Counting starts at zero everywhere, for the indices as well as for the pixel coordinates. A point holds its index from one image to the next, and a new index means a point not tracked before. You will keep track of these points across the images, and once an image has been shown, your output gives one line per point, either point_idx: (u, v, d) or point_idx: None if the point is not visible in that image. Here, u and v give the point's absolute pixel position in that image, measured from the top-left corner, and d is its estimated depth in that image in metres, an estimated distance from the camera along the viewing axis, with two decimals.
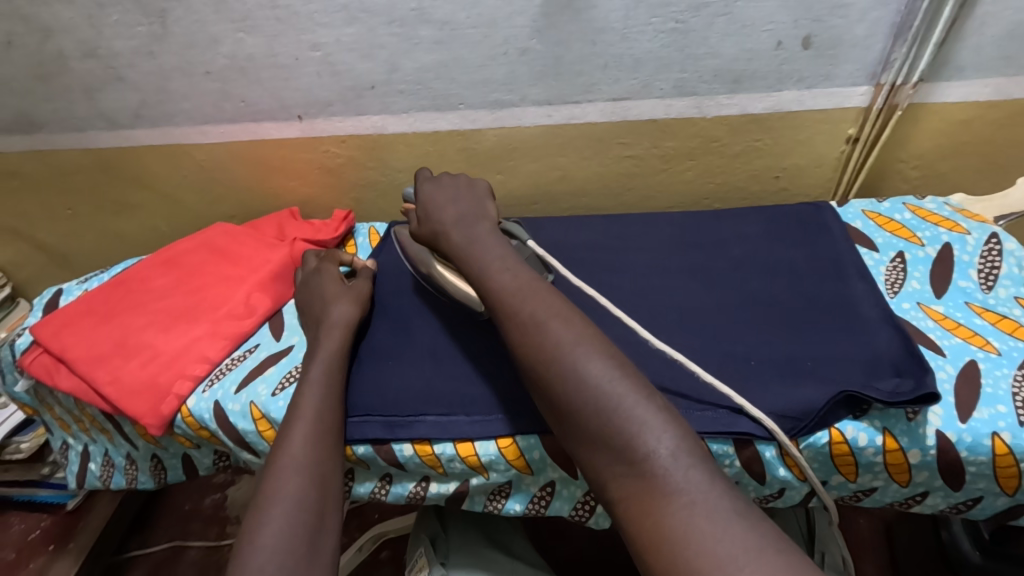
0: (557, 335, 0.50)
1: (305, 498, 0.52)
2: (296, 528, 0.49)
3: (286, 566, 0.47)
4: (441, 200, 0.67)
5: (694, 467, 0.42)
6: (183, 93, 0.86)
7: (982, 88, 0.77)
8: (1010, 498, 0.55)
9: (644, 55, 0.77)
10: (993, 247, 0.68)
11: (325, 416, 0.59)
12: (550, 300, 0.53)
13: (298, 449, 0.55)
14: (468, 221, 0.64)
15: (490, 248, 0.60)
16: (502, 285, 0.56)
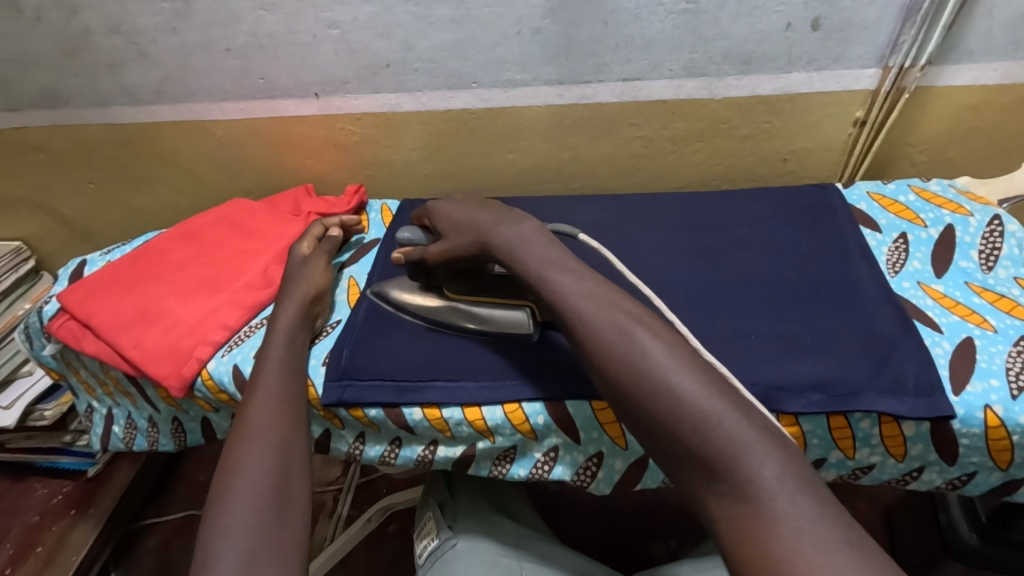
0: (644, 345, 0.46)
1: (268, 463, 0.55)
2: (266, 490, 0.53)
3: (254, 521, 0.50)
4: (467, 211, 0.64)
5: (803, 492, 0.37)
6: (205, 70, 0.88)
7: (991, 72, 0.77)
8: (1004, 473, 0.56)
9: (655, 36, 0.79)
10: (995, 229, 0.69)
11: (287, 392, 0.62)
12: (629, 303, 0.50)
13: (264, 420, 0.59)
14: (512, 220, 0.60)
15: (544, 247, 0.56)
16: (575, 291, 0.51)
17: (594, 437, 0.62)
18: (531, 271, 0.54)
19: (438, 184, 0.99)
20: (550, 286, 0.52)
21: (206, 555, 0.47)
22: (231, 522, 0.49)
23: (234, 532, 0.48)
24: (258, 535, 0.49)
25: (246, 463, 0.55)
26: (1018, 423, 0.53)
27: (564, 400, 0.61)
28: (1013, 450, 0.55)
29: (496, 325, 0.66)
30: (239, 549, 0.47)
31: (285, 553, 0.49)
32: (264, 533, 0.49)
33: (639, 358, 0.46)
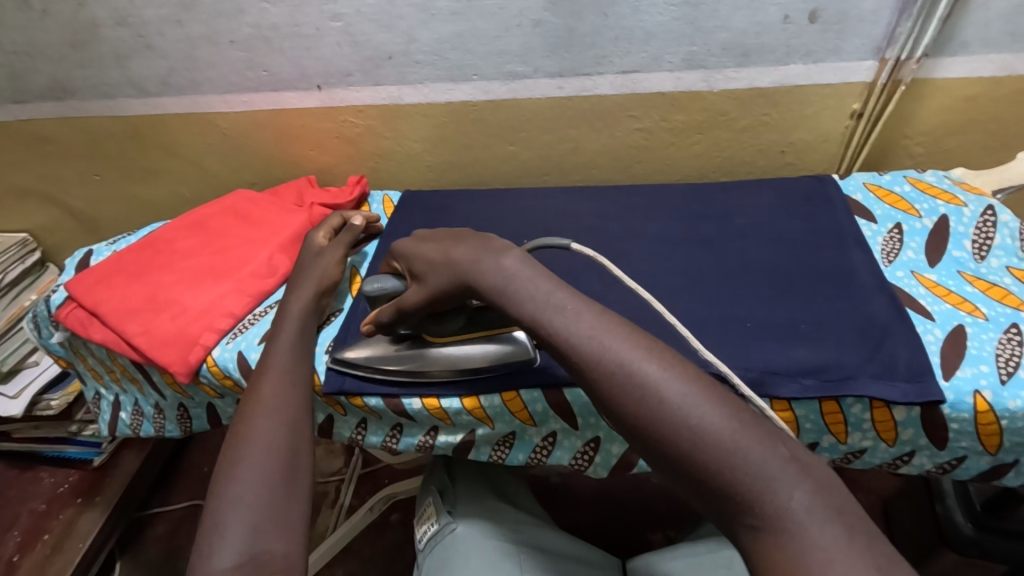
0: (654, 380, 0.43)
1: (276, 441, 0.56)
2: (274, 467, 0.54)
3: (263, 495, 0.51)
4: (442, 247, 0.58)
5: (831, 522, 0.36)
6: (210, 61, 0.89)
7: (986, 64, 0.78)
8: (993, 457, 0.58)
9: (655, 28, 0.80)
10: (989, 219, 0.69)
11: (292, 373, 0.63)
12: (639, 336, 0.46)
13: (270, 399, 0.60)
14: (493, 253, 0.54)
15: (536, 282, 0.50)
16: (576, 331, 0.46)
17: (591, 423, 0.63)
18: (529, 310, 0.49)
19: (440, 175, 1.00)
20: (549, 327, 0.47)
21: (212, 523, 0.49)
22: (238, 492, 0.51)
23: (238, 505, 0.50)
24: (263, 510, 0.50)
25: (249, 438, 0.56)
26: (1006, 408, 0.54)
27: (562, 388, 0.62)
28: (1001, 435, 0.56)
29: (489, 363, 0.62)
30: (245, 521, 0.49)
31: (289, 528, 0.50)
32: (269, 506, 0.51)
33: (651, 399, 0.42)
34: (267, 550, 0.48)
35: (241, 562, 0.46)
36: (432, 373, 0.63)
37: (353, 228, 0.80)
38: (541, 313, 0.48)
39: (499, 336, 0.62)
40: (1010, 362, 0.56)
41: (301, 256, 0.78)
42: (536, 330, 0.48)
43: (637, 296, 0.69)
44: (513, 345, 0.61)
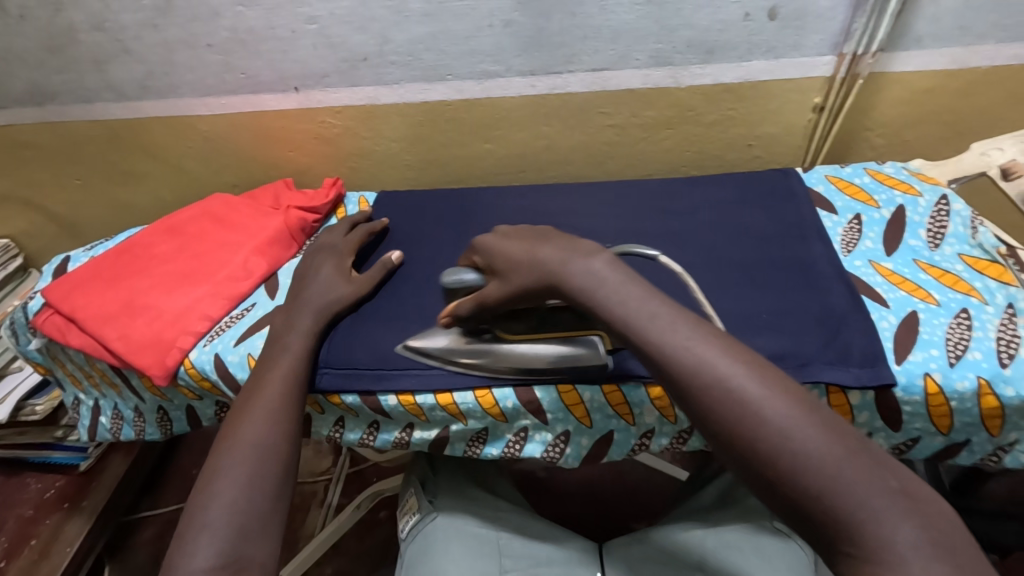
0: (746, 394, 0.44)
1: (270, 443, 0.57)
2: (266, 469, 0.56)
3: (249, 499, 0.53)
4: (525, 246, 0.60)
5: (937, 559, 0.37)
6: (188, 65, 0.90)
7: (940, 58, 0.80)
8: (945, 438, 0.60)
9: (622, 27, 0.81)
10: (942, 208, 0.72)
11: (296, 373, 0.63)
12: (731, 350, 0.47)
13: (272, 401, 0.60)
14: (581, 256, 0.55)
15: (628, 288, 0.52)
16: (672, 344, 0.47)
17: (561, 416, 0.64)
18: (621, 314, 0.50)
19: (418, 174, 1.01)
20: (644, 335, 0.49)
21: (198, 520, 0.51)
22: (226, 492, 0.53)
23: (226, 505, 0.52)
24: (250, 513, 0.53)
25: (243, 440, 0.57)
26: (954, 389, 0.57)
27: (531, 383, 0.64)
28: (952, 416, 0.58)
29: (562, 362, 0.62)
30: (229, 526, 0.51)
31: (272, 533, 0.53)
32: (257, 509, 0.53)
33: (749, 415, 0.43)
34: (246, 552, 0.50)
35: (220, 565, 0.49)
36: (504, 368, 0.64)
37: (388, 263, 0.76)
38: (636, 321, 0.50)
39: (575, 338, 0.63)
40: (959, 346, 0.59)
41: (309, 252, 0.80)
42: (629, 334, 0.50)
43: None
44: (587, 346, 0.62)
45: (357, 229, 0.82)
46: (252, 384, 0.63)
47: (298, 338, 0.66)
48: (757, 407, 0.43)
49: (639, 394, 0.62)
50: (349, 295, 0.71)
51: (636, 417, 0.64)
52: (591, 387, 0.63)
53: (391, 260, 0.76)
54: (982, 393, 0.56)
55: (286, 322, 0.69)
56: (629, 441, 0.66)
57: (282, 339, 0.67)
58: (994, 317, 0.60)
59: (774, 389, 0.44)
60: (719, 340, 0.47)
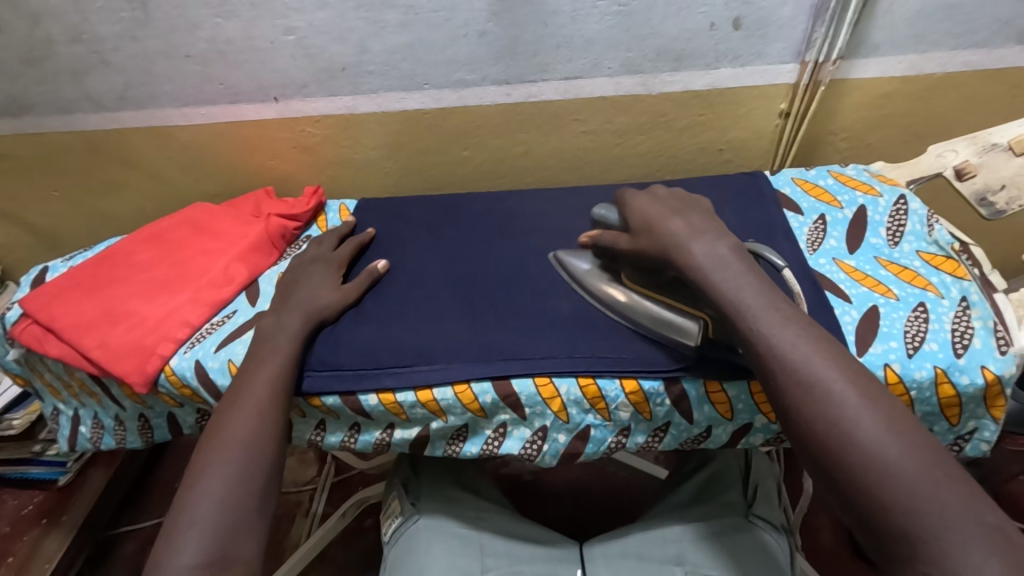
0: (840, 398, 0.48)
1: (260, 443, 0.59)
2: (255, 469, 0.58)
3: (239, 497, 0.56)
4: (664, 210, 0.64)
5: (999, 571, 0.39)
6: (166, 76, 0.90)
7: (897, 64, 0.84)
8: None
9: (594, 36, 0.83)
10: (901, 208, 0.75)
11: (285, 373, 0.65)
12: (833, 356, 0.50)
13: (263, 399, 0.62)
14: (704, 237, 0.59)
15: (745, 279, 0.55)
16: (783, 339, 0.51)
17: (538, 411, 0.66)
18: (732, 300, 0.54)
19: (398, 181, 1.03)
20: (752, 325, 0.52)
21: (188, 516, 0.54)
22: (214, 490, 0.55)
23: (215, 503, 0.54)
24: (238, 512, 0.55)
25: (232, 439, 0.59)
26: (913, 379, 0.59)
27: (510, 378, 0.65)
28: (912, 406, 0.60)
29: (658, 324, 0.65)
30: (218, 526, 0.53)
31: (258, 531, 0.55)
32: (244, 508, 0.55)
33: (847, 418, 0.47)
34: (232, 551, 0.53)
35: (207, 561, 0.51)
36: (609, 306, 0.69)
37: (372, 271, 0.77)
38: (748, 316, 0.53)
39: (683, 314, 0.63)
40: (916, 337, 0.61)
41: (297, 261, 0.80)
42: (740, 322, 0.53)
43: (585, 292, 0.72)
44: (690, 323, 0.62)
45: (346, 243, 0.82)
46: (241, 381, 0.64)
47: (285, 341, 0.68)
48: (855, 411, 0.47)
49: (614, 388, 0.64)
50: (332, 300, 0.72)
51: (611, 411, 0.65)
52: (567, 381, 0.65)
53: (377, 269, 0.77)
54: (939, 381, 0.59)
55: (271, 326, 0.70)
56: (606, 439, 0.67)
57: (265, 342, 0.68)
58: (947, 307, 0.63)
59: (867, 400, 0.47)
60: (820, 343, 0.51)
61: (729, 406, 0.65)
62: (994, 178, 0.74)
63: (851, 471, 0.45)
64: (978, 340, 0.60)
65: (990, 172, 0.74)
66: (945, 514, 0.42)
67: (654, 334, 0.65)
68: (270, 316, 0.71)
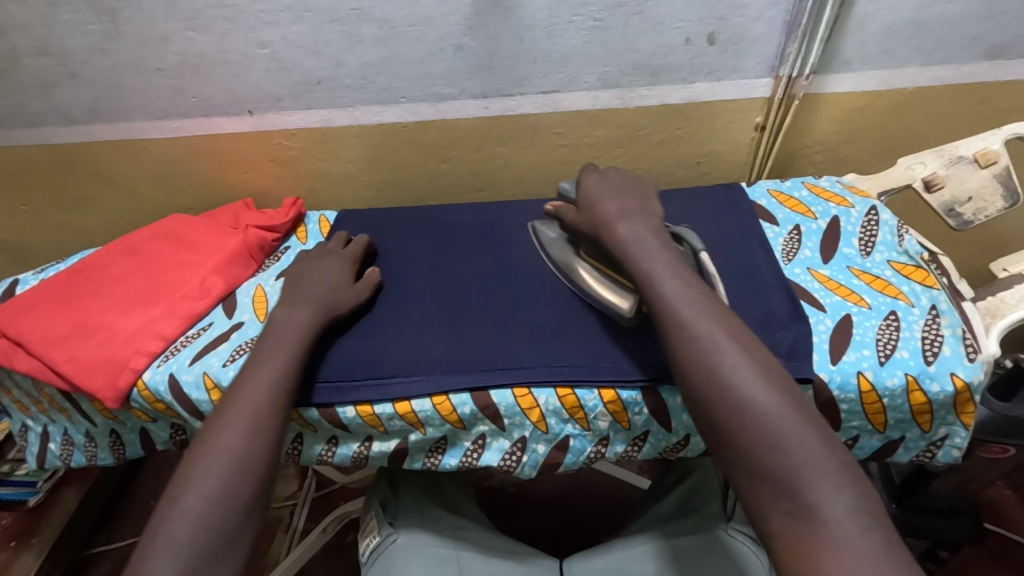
0: (723, 352, 0.53)
1: (249, 455, 0.57)
2: (243, 482, 0.55)
3: (222, 514, 0.53)
4: (606, 190, 0.70)
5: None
6: (138, 89, 0.90)
7: (867, 80, 0.86)
8: (882, 435, 0.63)
9: (570, 51, 0.84)
10: (872, 218, 0.76)
11: (284, 378, 0.62)
12: (723, 319, 0.55)
13: (256, 407, 0.59)
14: (629, 218, 0.66)
15: (659, 252, 0.62)
16: (679, 299, 0.57)
17: (517, 422, 0.66)
18: (643, 268, 0.60)
19: (378, 193, 1.03)
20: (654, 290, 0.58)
21: (167, 533, 0.52)
22: (194, 506, 0.53)
23: (194, 520, 0.52)
24: (218, 530, 0.53)
25: (220, 450, 0.56)
26: (885, 387, 0.60)
27: (488, 389, 0.65)
28: (885, 413, 0.61)
29: (597, 294, 0.70)
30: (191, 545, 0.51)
31: (238, 547, 0.54)
32: (225, 524, 0.53)
33: (726, 370, 0.52)
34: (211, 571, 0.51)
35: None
36: (564, 273, 0.74)
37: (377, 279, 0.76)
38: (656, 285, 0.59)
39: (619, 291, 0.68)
40: (888, 345, 0.62)
41: (309, 256, 0.78)
42: (646, 286, 0.59)
43: (567, 302, 0.73)
44: (622, 298, 0.68)
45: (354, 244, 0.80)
46: (237, 387, 0.62)
47: (292, 338, 0.65)
48: (733, 363, 0.52)
49: (592, 397, 0.64)
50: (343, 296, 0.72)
51: (590, 421, 0.65)
52: (546, 391, 0.65)
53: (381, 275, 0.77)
54: (910, 389, 0.60)
55: (282, 319, 0.67)
56: (585, 449, 0.67)
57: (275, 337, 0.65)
58: (916, 315, 0.64)
59: (750, 360, 0.52)
60: (711, 306, 0.57)
61: None
62: (961, 190, 0.75)
63: (761, 446, 0.48)
64: (947, 348, 0.61)
65: (957, 184, 0.75)
66: (802, 450, 0.47)
67: (594, 304, 0.71)
68: (280, 307, 0.69)
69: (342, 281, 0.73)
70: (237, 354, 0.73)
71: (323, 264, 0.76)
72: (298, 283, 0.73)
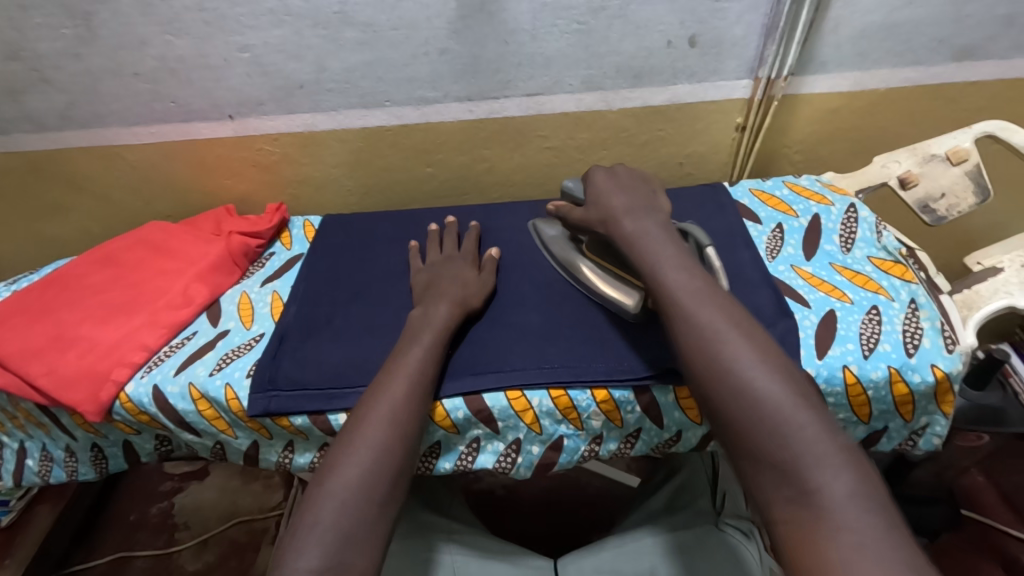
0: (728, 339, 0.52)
1: (390, 448, 0.56)
2: (381, 473, 0.55)
3: (363, 505, 0.53)
4: (613, 186, 0.70)
5: None
6: (114, 94, 0.88)
7: (842, 81, 0.88)
8: (867, 426, 0.65)
9: (553, 54, 0.85)
10: (852, 216, 0.78)
11: (424, 372, 0.62)
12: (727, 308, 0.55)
13: (398, 399, 0.59)
14: (637, 212, 0.66)
15: (664, 245, 0.62)
16: (684, 289, 0.57)
17: (511, 424, 0.66)
18: (648, 262, 0.60)
19: (361, 198, 1.02)
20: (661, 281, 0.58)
21: (311, 517, 0.51)
22: (336, 490, 0.53)
23: (337, 505, 0.52)
24: (360, 518, 0.52)
25: (363, 441, 0.56)
26: (869, 379, 0.62)
27: (481, 393, 0.65)
28: (870, 405, 0.63)
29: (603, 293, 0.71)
30: (335, 531, 0.50)
31: (379, 540, 0.52)
32: (366, 514, 0.52)
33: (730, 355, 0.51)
34: (353, 561, 0.50)
35: (326, 568, 0.48)
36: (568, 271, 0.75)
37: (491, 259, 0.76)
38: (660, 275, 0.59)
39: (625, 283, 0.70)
40: (871, 339, 0.64)
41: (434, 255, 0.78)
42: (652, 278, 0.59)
43: (558, 303, 0.73)
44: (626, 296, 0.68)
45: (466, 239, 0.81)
46: (379, 378, 0.62)
47: (430, 332, 0.65)
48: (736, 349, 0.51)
49: (585, 397, 0.65)
50: (474, 290, 0.71)
51: (584, 421, 0.66)
52: (539, 392, 0.65)
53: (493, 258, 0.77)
54: (893, 381, 0.62)
55: (419, 318, 0.67)
56: (579, 448, 0.68)
57: (410, 334, 0.65)
58: (897, 305, 0.67)
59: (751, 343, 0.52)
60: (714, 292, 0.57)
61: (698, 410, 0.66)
62: (934, 187, 0.77)
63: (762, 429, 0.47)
64: (927, 340, 0.63)
65: (931, 180, 0.77)
66: (801, 435, 0.45)
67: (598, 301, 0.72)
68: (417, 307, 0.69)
69: (470, 276, 0.73)
70: (225, 362, 0.72)
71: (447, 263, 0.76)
72: (430, 286, 0.72)
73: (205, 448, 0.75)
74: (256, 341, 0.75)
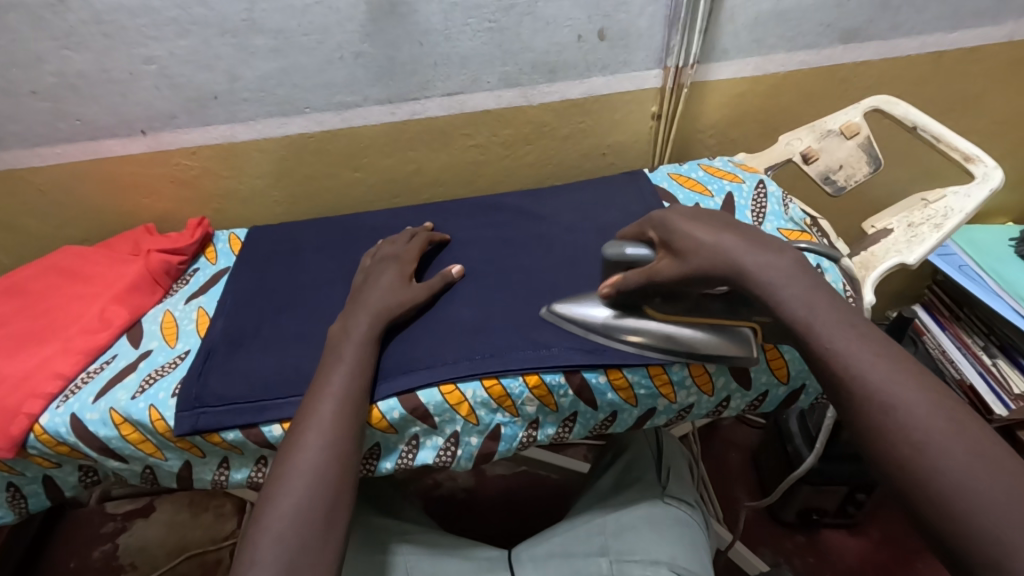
0: None
1: (325, 469, 0.55)
2: (318, 497, 0.53)
3: (304, 533, 0.51)
4: (712, 226, 0.57)
5: None
6: (11, 115, 0.83)
7: (744, 67, 0.93)
8: (787, 386, 0.71)
9: (468, 52, 0.86)
10: (762, 191, 0.82)
11: (352, 393, 0.60)
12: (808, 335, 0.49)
13: (326, 421, 0.58)
14: (767, 250, 0.54)
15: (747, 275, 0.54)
16: None
17: (448, 418, 0.66)
18: None
19: (290, 209, 1.00)
20: None
21: (247, 558, 0.50)
22: (273, 523, 0.51)
23: (275, 539, 0.50)
24: (299, 546, 0.50)
25: (293, 469, 0.55)
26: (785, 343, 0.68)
27: (415, 392, 0.64)
28: (787, 365, 0.69)
29: (706, 345, 0.64)
30: (279, 563, 0.49)
31: (325, 564, 0.51)
32: (307, 539, 0.51)
33: None
34: None
35: None
36: (644, 342, 0.65)
37: (448, 276, 0.74)
38: None
39: (728, 329, 0.63)
40: None
41: (368, 260, 0.77)
42: None
43: (490, 294, 0.74)
44: (738, 337, 0.63)
45: (417, 238, 0.79)
46: (304, 405, 0.60)
47: (353, 349, 0.64)
48: None
49: (518, 384, 0.65)
50: (402, 299, 0.69)
51: (519, 407, 0.67)
52: (472, 384, 0.65)
53: (452, 273, 0.75)
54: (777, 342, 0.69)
55: (339, 331, 0.66)
56: (517, 435, 0.69)
57: (332, 353, 0.64)
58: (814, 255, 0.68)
59: None
60: (806, 312, 0.51)
61: (629, 391, 0.67)
62: (833, 160, 0.83)
63: None
64: None
65: (829, 154, 0.83)
66: None
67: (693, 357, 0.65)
68: (337, 321, 0.68)
69: (398, 279, 0.71)
70: (147, 383, 0.70)
71: (375, 270, 0.74)
72: (358, 293, 0.71)
73: (134, 474, 0.72)
74: (181, 360, 0.73)
